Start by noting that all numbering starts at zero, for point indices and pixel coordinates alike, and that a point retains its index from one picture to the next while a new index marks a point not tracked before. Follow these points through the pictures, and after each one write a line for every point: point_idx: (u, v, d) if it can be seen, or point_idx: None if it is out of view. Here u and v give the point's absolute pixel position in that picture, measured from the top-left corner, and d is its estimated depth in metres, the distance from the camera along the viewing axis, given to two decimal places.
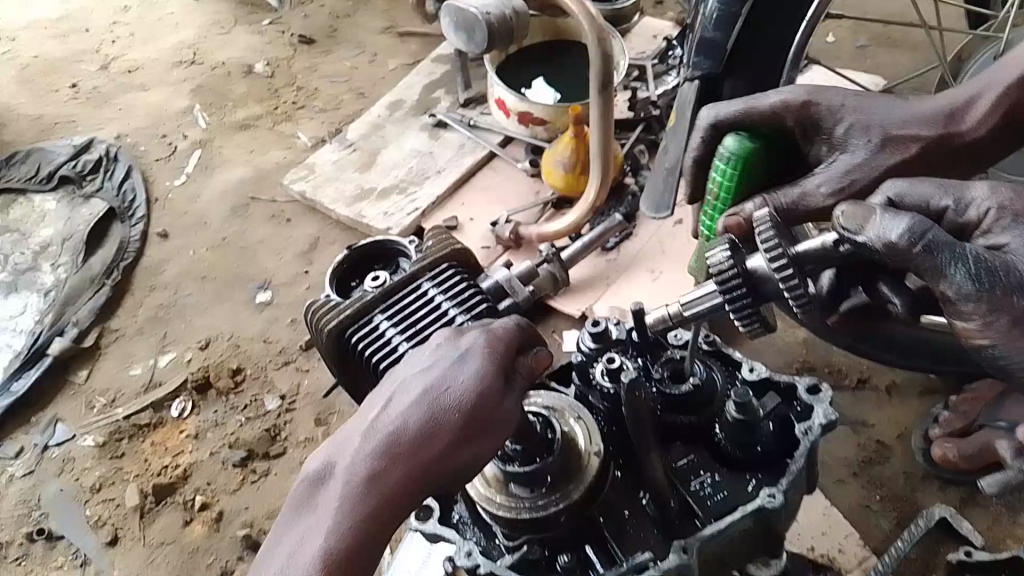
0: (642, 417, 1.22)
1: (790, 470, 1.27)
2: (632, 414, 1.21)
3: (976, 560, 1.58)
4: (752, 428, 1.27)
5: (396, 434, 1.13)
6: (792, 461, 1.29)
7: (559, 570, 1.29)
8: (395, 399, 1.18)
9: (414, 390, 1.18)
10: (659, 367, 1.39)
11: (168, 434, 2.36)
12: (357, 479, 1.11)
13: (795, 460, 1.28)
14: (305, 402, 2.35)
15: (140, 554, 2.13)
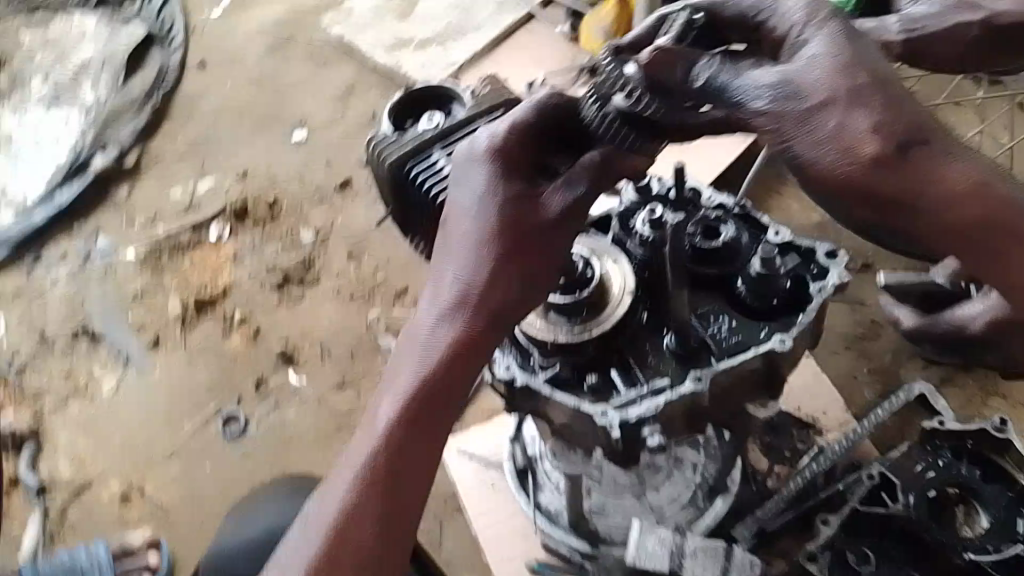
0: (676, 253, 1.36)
1: (799, 320, 1.40)
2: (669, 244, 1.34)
3: (947, 429, 1.79)
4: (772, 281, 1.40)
5: (441, 308, 1.07)
6: (802, 314, 1.41)
7: (585, 389, 1.41)
8: (439, 263, 1.11)
9: (452, 254, 1.10)
10: (693, 224, 1.50)
11: (206, 255, 2.50)
12: (416, 352, 1.07)
13: (805, 314, 1.40)
14: (338, 238, 2.49)
15: (181, 359, 2.31)
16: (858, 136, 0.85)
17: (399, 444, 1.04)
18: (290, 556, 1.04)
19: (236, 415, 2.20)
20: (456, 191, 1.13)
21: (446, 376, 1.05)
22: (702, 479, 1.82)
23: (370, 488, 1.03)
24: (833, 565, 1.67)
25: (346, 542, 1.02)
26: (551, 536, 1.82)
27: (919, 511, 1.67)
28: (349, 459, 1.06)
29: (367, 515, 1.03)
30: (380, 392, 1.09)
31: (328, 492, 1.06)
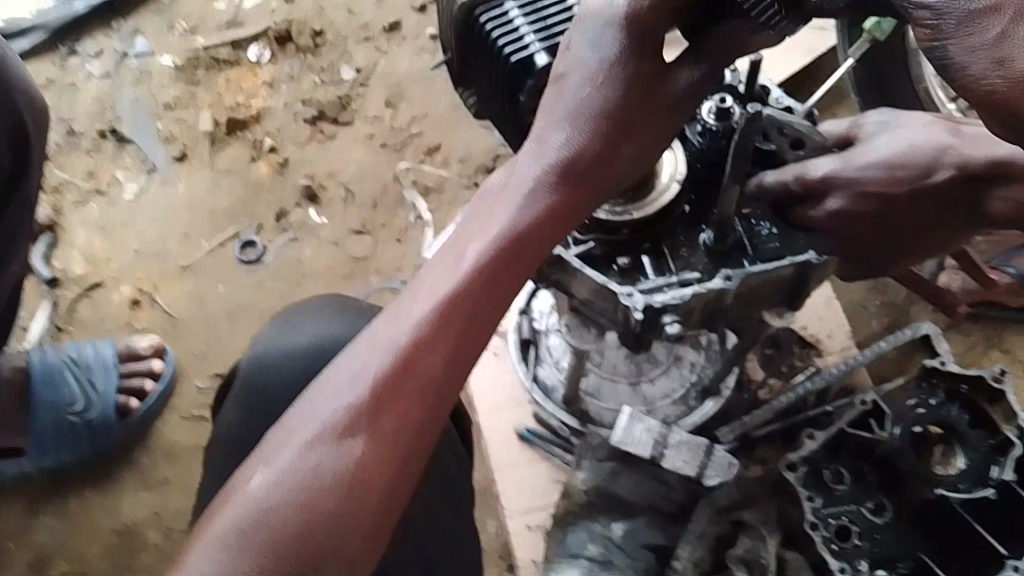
0: (747, 141, 1.27)
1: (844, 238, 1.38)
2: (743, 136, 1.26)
3: (947, 369, 1.76)
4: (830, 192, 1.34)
5: (552, 168, 1.08)
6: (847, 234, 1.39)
7: (614, 269, 1.42)
8: (549, 120, 1.10)
9: (569, 113, 1.08)
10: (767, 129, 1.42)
11: (243, 75, 2.46)
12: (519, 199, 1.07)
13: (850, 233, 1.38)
14: (379, 81, 2.44)
15: (206, 175, 2.32)
16: (1019, 50, 0.76)
17: (485, 289, 1.03)
18: (348, 374, 0.99)
19: (254, 242, 2.23)
20: (575, 45, 1.10)
21: (544, 230, 1.07)
22: (696, 379, 1.85)
23: (449, 324, 1.01)
24: (809, 478, 1.69)
25: (417, 370, 0.99)
26: (543, 407, 1.89)
27: (902, 442, 1.68)
28: (426, 290, 1.03)
29: (438, 346, 1.00)
30: (466, 231, 1.07)
31: (397, 318, 1.02)
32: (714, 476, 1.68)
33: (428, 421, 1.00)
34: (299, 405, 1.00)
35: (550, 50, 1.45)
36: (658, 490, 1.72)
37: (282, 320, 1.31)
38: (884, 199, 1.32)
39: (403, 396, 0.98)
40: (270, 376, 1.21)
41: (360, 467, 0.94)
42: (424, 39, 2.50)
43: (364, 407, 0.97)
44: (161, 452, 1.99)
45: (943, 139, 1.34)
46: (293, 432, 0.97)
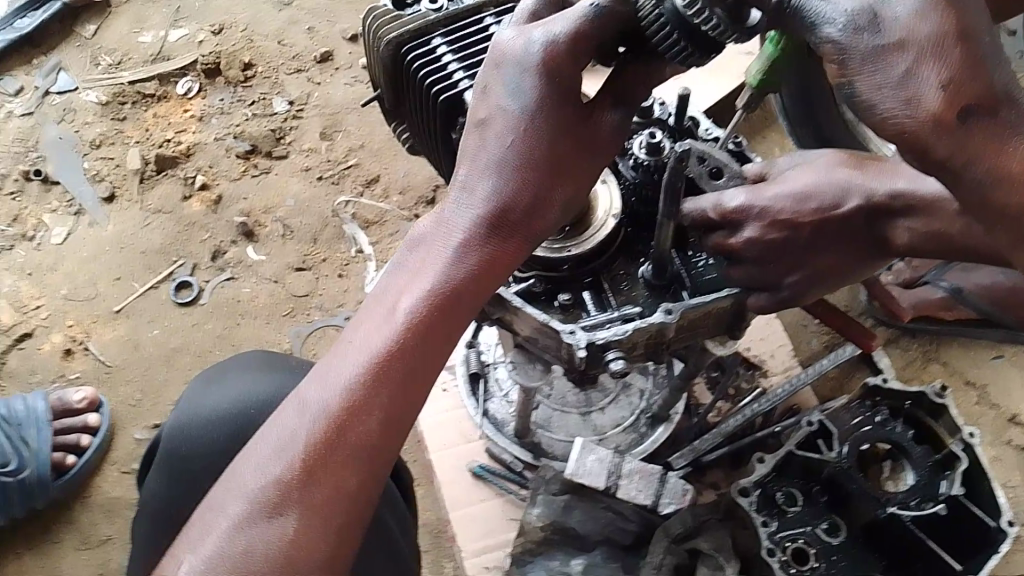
0: (677, 184, 1.19)
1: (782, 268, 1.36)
2: (669, 180, 1.19)
3: (889, 387, 1.80)
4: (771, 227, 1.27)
5: (482, 217, 1.05)
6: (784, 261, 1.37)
7: (555, 306, 1.39)
8: (475, 165, 1.07)
9: (495, 159, 1.05)
10: (694, 159, 1.28)
11: (172, 109, 2.40)
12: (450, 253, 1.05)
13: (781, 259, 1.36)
14: (313, 112, 2.40)
15: (137, 215, 2.25)
16: (924, 92, 0.77)
17: (415, 348, 1.00)
18: (278, 445, 0.96)
19: (188, 282, 2.16)
20: (494, 87, 1.06)
21: (478, 280, 1.05)
22: (646, 406, 1.86)
23: (380, 388, 0.98)
24: (760, 502, 1.70)
25: (348, 438, 0.96)
26: (494, 442, 1.85)
27: (849, 463, 1.70)
28: (355, 351, 1.00)
29: (370, 415, 0.98)
30: (393, 289, 1.04)
31: (326, 382, 0.99)
32: (668, 505, 1.68)
33: (367, 491, 0.98)
34: (229, 478, 0.97)
35: (470, 72, 1.40)
36: (613, 519, 1.73)
37: (209, 377, 1.25)
38: (792, 229, 1.22)
39: (336, 466, 0.96)
40: (190, 440, 1.17)
41: (294, 545, 0.92)
42: (358, 68, 2.47)
43: (296, 480, 0.94)
44: (99, 506, 1.91)
45: (848, 173, 1.25)
46: (224, 510, 0.94)
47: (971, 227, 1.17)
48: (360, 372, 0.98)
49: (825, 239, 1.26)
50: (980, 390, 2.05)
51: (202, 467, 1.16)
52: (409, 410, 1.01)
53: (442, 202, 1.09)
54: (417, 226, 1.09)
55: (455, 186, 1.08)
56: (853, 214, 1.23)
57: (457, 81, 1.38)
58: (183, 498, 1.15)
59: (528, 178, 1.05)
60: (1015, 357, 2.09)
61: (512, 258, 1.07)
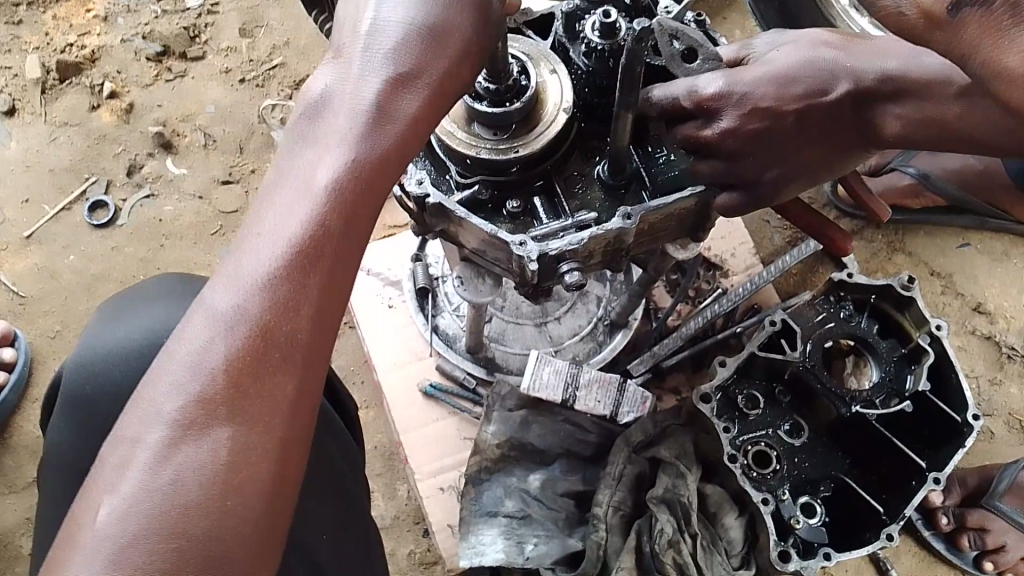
0: (636, 67, 1.04)
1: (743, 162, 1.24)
2: (625, 65, 1.04)
3: (854, 282, 1.70)
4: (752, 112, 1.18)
5: (395, 73, 0.89)
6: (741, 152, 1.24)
7: (504, 215, 1.28)
8: (381, 14, 0.90)
9: (406, 7, 0.90)
10: (663, 39, 1.18)
11: (72, 9, 2.17)
12: (369, 111, 0.88)
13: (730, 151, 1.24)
14: (229, 7, 2.18)
15: (41, 130, 2.06)
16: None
17: (341, 231, 0.86)
18: (187, 360, 0.80)
19: (105, 203, 1.99)
20: None
21: (406, 141, 0.90)
22: (603, 313, 1.78)
23: (307, 279, 0.84)
24: (722, 406, 1.62)
25: (275, 340, 0.82)
26: (446, 358, 1.77)
27: (814, 361, 1.64)
28: (267, 240, 0.84)
29: (300, 305, 0.83)
30: (303, 160, 0.88)
31: (234, 280, 0.83)
32: (628, 413, 1.64)
33: (306, 392, 0.84)
34: (132, 407, 0.80)
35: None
36: (571, 432, 1.67)
37: (116, 307, 1.12)
38: (774, 117, 1.13)
39: (267, 372, 0.81)
40: (100, 382, 1.05)
41: (232, 468, 0.78)
42: None
43: (221, 395, 0.79)
44: (24, 449, 1.79)
45: (834, 55, 1.15)
46: (135, 444, 0.78)
47: (972, 108, 1.05)
48: (280, 257, 0.83)
49: (810, 130, 1.15)
50: (945, 278, 2.00)
51: (103, 414, 1.04)
52: (340, 295, 0.87)
53: (340, 56, 0.91)
54: (313, 86, 0.91)
55: (354, 36, 0.90)
56: (839, 100, 1.12)
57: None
58: (90, 441, 1.04)
59: (449, 25, 0.91)
60: (981, 244, 2.03)
61: (433, 119, 0.92)
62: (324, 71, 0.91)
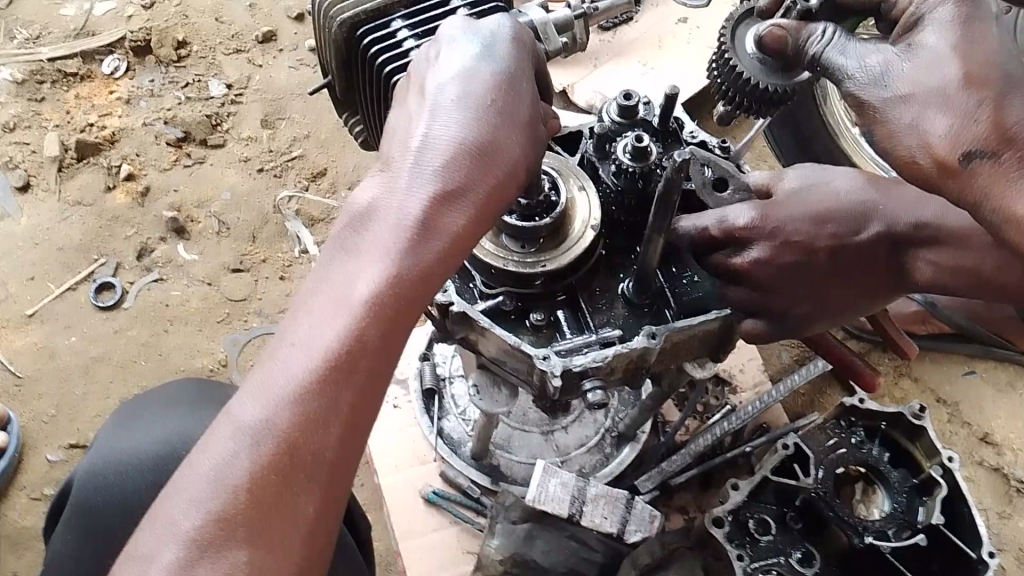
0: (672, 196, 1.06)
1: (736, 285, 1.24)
2: (660, 194, 1.06)
3: (866, 408, 1.70)
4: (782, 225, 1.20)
5: (442, 185, 0.87)
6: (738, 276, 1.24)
7: (526, 326, 1.25)
8: (433, 128, 0.90)
9: (458, 123, 0.89)
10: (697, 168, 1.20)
11: (96, 91, 2.22)
12: (414, 223, 0.86)
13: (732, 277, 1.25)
14: (253, 98, 2.24)
15: (54, 207, 2.06)
16: (938, 132, 0.89)
17: (376, 345, 0.82)
18: (209, 474, 0.77)
19: (112, 283, 1.98)
20: (444, 58, 0.95)
21: (449, 256, 0.87)
22: (611, 424, 1.75)
23: (337, 395, 0.80)
24: (732, 531, 1.57)
25: (301, 458, 0.78)
26: (449, 464, 1.72)
27: (827, 489, 1.61)
28: (300, 351, 0.81)
29: (331, 423, 0.79)
30: (343, 271, 0.85)
31: (265, 392, 0.79)
32: (635, 532, 1.57)
33: (329, 515, 0.79)
34: (149, 520, 0.77)
35: (416, 29, 1.23)
36: (575, 549, 1.61)
37: (134, 412, 1.09)
38: (806, 251, 1.16)
39: (289, 492, 0.77)
40: (109, 490, 1.00)
41: None
42: (303, 51, 2.33)
43: (242, 515, 0.75)
44: (3, 537, 1.72)
45: (869, 194, 1.21)
46: (149, 560, 0.74)
47: (1008, 265, 1.16)
48: (312, 371, 0.80)
49: (844, 265, 1.19)
50: (952, 406, 1.99)
51: (114, 526, 0.98)
52: (372, 414, 0.83)
53: (388, 167, 0.89)
54: (358, 196, 0.89)
55: (405, 148, 0.90)
56: (874, 239, 1.19)
57: (405, 44, 1.21)
58: (89, 548, 0.99)
59: (498, 140, 0.90)
60: (988, 373, 2.03)
61: (478, 233, 0.90)
62: (370, 181, 0.90)
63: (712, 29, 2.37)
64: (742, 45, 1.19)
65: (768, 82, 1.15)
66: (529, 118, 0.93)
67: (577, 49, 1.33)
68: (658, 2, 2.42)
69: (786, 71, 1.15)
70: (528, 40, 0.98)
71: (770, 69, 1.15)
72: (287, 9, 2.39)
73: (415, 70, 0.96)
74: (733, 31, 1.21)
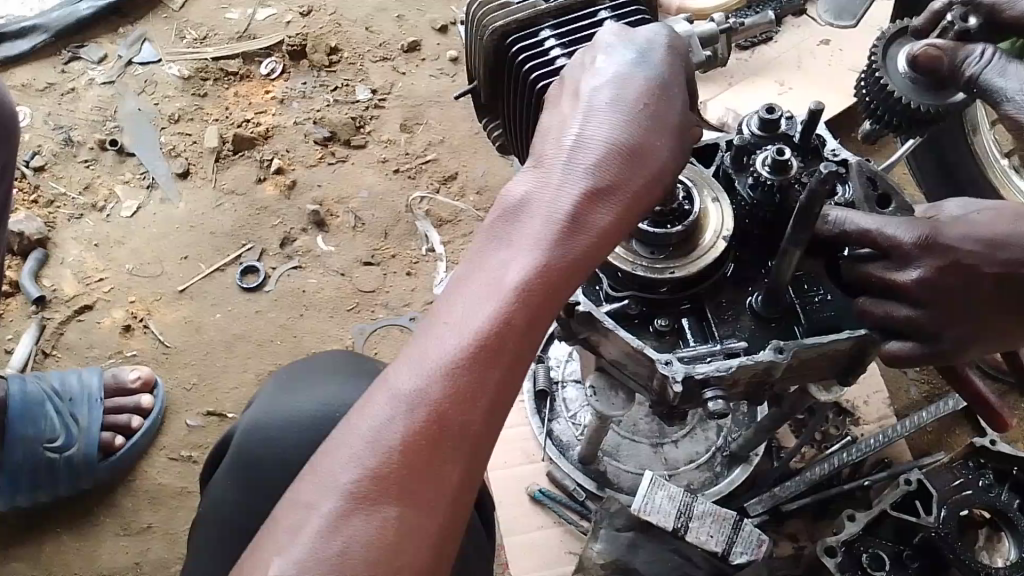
0: (813, 206, 1.05)
1: None
2: (804, 203, 1.05)
3: (997, 449, 1.64)
4: None
5: (596, 182, 0.90)
6: None
7: (650, 332, 1.26)
8: (587, 127, 0.93)
9: (613, 124, 0.92)
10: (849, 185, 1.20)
11: (253, 90, 2.39)
12: (567, 216, 0.89)
13: None
14: (395, 103, 2.35)
15: (209, 195, 2.22)
16: None
17: (523, 329, 0.86)
18: (365, 435, 0.81)
19: (256, 268, 2.11)
20: (601, 61, 0.98)
21: (597, 250, 0.90)
22: (723, 443, 1.73)
23: (486, 372, 0.84)
24: (845, 562, 1.52)
25: (450, 428, 0.82)
26: (557, 465, 1.76)
27: (949, 529, 1.54)
28: (452, 329, 0.85)
29: (478, 399, 0.83)
30: (495, 257, 0.89)
31: (418, 364, 0.84)
32: (742, 554, 1.56)
33: (470, 483, 0.83)
34: (308, 473, 0.81)
35: (563, 39, 1.27)
36: (681, 565, 1.59)
37: (290, 376, 1.17)
38: (970, 275, 1.08)
39: (437, 459, 0.81)
40: (268, 443, 1.08)
41: (393, 552, 0.78)
42: (444, 61, 2.44)
43: (394, 476, 0.80)
44: (145, 494, 1.87)
45: None
46: (308, 510, 0.79)
47: None
48: (463, 349, 0.84)
49: (1009, 302, 1.10)
50: None
51: (262, 477, 1.07)
52: (514, 393, 0.87)
53: (543, 162, 0.93)
54: (512, 188, 0.93)
55: (559, 145, 0.93)
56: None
57: (551, 53, 1.26)
58: (236, 499, 1.06)
59: (651, 143, 0.93)
60: None
61: (625, 230, 0.92)
62: (524, 174, 0.93)
63: (856, 54, 2.32)
64: (893, 60, 1.22)
65: (920, 102, 1.17)
66: (680, 123, 0.96)
67: (719, 63, 1.34)
68: (799, 25, 2.39)
69: (937, 90, 1.17)
70: (682, 49, 1.01)
71: (922, 88, 1.18)
72: (430, 20, 2.51)
73: (571, 70, 1.00)
74: (886, 47, 1.23)
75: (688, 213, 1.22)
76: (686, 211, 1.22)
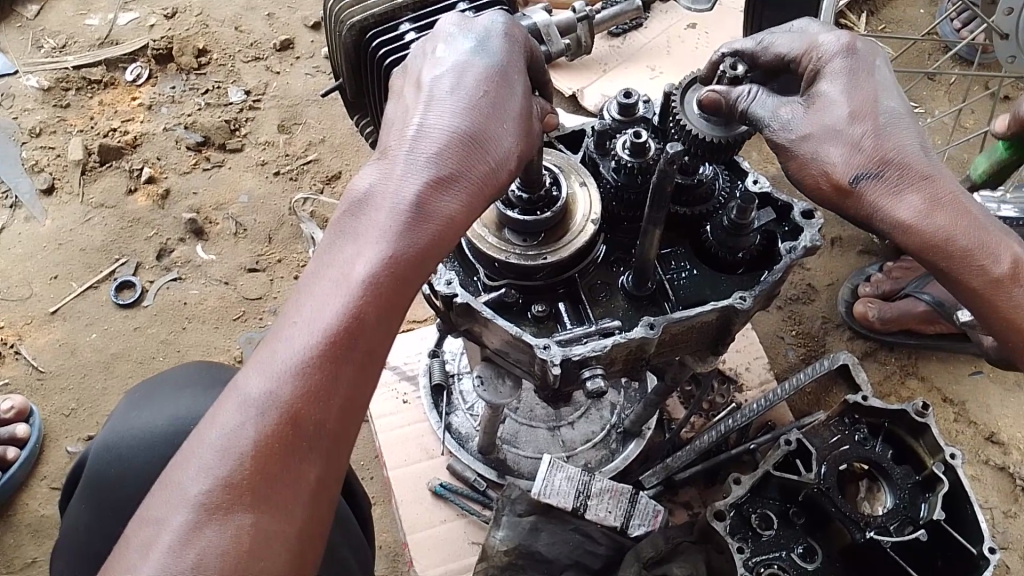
0: (665, 187, 1.08)
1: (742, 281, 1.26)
2: (655, 184, 1.09)
3: (869, 405, 1.69)
4: (744, 232, 1.21)
5: (440, 172, 0.91)
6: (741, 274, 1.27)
7: (529, 317, 1.27)
8: (429, 119, 0.93)
9: (454, 113, 0.93)
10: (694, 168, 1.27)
11: (118, 97, 2.30)
12: (412, 207, 0.89)
13: (730, 279, 1.26)
14: (270, 104, 2.30)
15: (77, 209, 2.14)
16: (835, 160, 0.99)
17: (375, 323, 0.86)
18: (217, 444, 0.80)
19: (132, 283, 2.04)
20: (443, 51, 0.99)
21: (446, 238, 0.91)
22: (617, 421, 1.77)
23: (339, 368, 0.83)
24: (734, 524, 1.58)
25: (303, 428, 0.81)
26: (457, 458, 1.76)
27: (830, 483, 1.61)
28: (302, 328, 0.84)
29: (332, 396, 0.83)
30: (343, 253, 0.88)
31: (268, 366, 0.83)
32: (639, 526, 1.62)
33: (329, 482, 0.83)
34: (159, 487, 0.80)
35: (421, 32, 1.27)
36: (581, 542, 1.63)
37: (143, 394, 1.15)
38: None
39: (292, 460, 0.81)
40: (127, 461, 1.06)
41: (250, 559, 0.77)
42: (319, 58, 2.39)
43: (247, 481, 0.79)
44: (26, 527, 1.78)
45: None
46: (159, 525, 0.77)
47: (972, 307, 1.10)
48: (313, 348, 0.83)
49: None
50: (958, 405, 1.99)
51: (123, 497, 1.05)
52: (371, 388, 0.87)
53: (387, 154, 0.93)
54: (358, 182, 0.92)
55: (402, 138, 0.93)
56: None
57: (406, 37, 1.24)
58: (100, 519, 1.05)
59: (493, 131, 0.93)
60: (994, 373, 2.03)
61: (474, 218, 0.93)
62: (370, 168, 0.93)
63: (722, 35, 2.39)
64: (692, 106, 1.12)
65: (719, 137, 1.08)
66: (523, 109, 0.97)
67: (582, 50, 1.35)
68: (666, 10, 2.45)
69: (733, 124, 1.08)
70: (523, 37, 1.02)
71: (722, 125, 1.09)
72: (301, 17, 2.46)
73: (414, 63, 1.00)
74: (683, 94, 1.13)
75: (557, 199, 1.24)
76: (555, 198, 1.24)
